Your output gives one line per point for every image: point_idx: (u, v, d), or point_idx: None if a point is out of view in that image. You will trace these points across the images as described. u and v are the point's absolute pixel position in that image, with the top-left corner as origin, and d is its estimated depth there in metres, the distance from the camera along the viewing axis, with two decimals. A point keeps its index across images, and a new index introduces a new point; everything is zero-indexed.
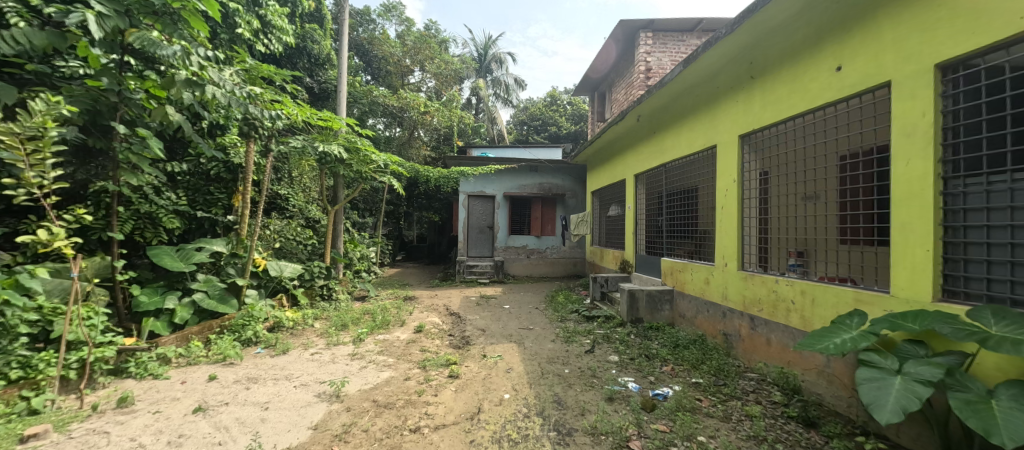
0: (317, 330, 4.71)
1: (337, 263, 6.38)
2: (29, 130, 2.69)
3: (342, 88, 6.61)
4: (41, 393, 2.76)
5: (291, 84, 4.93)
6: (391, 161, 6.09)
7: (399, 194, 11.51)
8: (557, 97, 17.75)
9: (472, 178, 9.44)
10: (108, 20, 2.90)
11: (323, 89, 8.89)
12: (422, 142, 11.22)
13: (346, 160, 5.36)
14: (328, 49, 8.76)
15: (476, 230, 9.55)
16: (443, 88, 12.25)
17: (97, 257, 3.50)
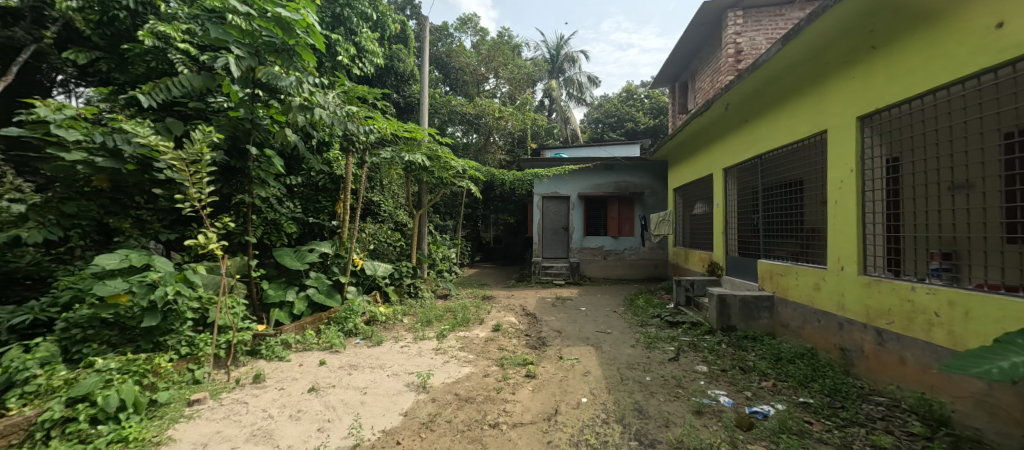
0: (406, 325, 5.14)
1: (422, 263, 6.88)
2: (191, 156, 3.31)
3: (424, 100, 7.04)
4: (201, 367, 3.42)
5: (380, 102, 5.49)
6: (469, 167, 6.41)
7: (477, 198, 11.99)
8: (634, 91, 16.96)
9: (547, 179, 9.46)
10: (243, 61, 3.53)
11: (408, 103, 9.65)
12: (498, 147, 11.56)
13: (429, 167, 5.78)
14: (412, 65, 9.49)
15: (551, 231, 9.56)
16: (516, 92, 12.78)
17: (238, 257, 4.20)
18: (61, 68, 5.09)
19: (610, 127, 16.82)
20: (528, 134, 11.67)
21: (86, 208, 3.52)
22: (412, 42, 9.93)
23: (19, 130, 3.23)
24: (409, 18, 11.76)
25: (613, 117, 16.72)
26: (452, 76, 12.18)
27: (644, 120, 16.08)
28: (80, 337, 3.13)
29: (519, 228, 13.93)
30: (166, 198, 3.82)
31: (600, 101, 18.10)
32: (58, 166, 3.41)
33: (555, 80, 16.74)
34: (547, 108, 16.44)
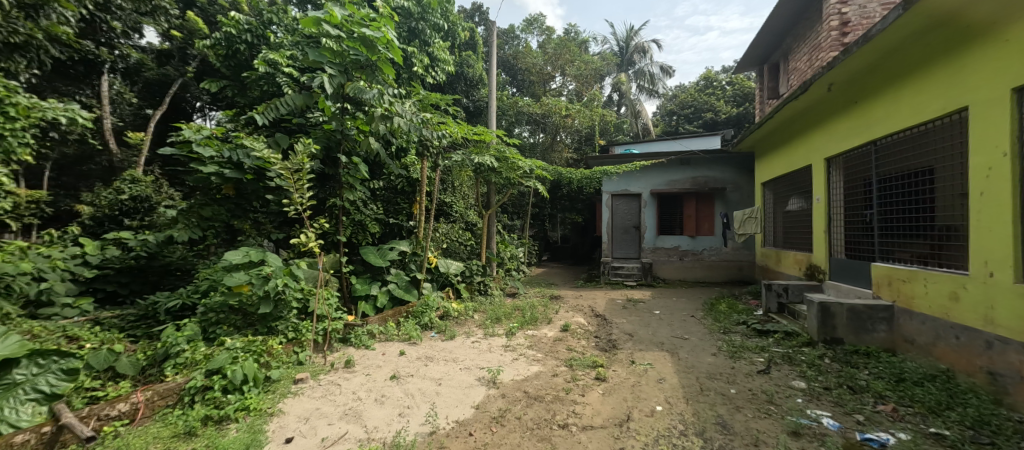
0: (476, 321, 5.33)
1: (491, 261, 7.07)
2: (294, 165, 3.77)
3: (493, 103, 7.03)
4: (304, 350, 3.88)
5: (451, 108, 5.78)
6: (536, 166, 6.45)
7: (544, 197, 12.00)
8: (713, 78, 15.44)
9: (615, 177, 9.12)
10: (335, 79, 3.95)
11: (477, 107, 9.97)
12: (565, 145, 11.40)
13: (497, 168, 5.93)
14: (480, 70, 9.83)
15: (621, 231, 9.19)
16: (584, 88, 12.60)
17: (331, 254, 4.69)
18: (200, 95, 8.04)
19: (686, 119, 15.46)
20: (596, 131, 11.30)
21: (218, 212, 4.21)
22: (480, 47, 10.28)
23: (171, 148, 3.95)
24: (478, 25, 12.18)
25: (690, 108, 15.33)
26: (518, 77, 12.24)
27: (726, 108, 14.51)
28: (214, 319, 3.74)
29: (587, 228, 13.66)
30: (276, 203, 4.40)
31: (675, 92, 16.86)
32: (198, 177, 4.11)
33: (624, 73, 16.03)
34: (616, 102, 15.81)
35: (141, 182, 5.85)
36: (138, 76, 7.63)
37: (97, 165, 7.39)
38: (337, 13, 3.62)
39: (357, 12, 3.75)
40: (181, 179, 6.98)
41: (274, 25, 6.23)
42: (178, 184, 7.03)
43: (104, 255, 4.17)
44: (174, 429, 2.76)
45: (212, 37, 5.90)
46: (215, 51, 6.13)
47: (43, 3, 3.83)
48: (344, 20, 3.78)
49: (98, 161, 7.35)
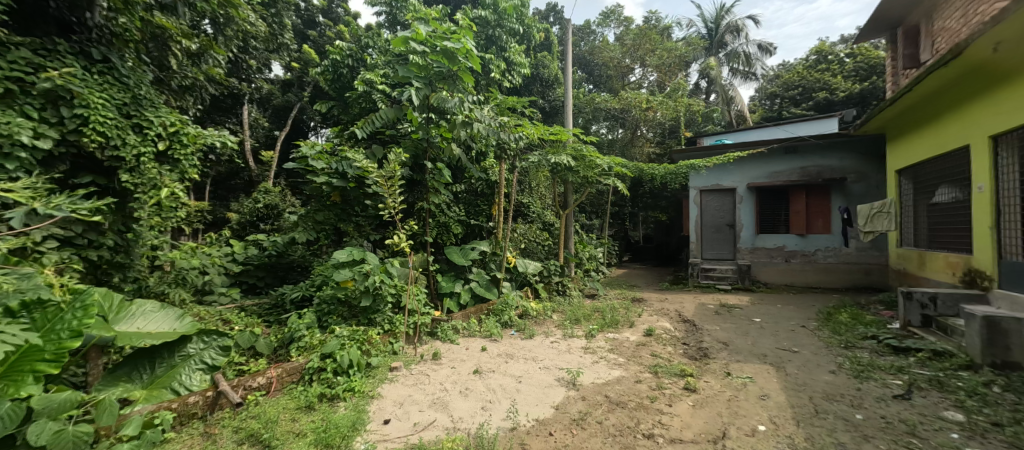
0: (555, 321, 5.32)
1: (568, 262, 6.96)
2: (388, 173, 4.13)
3: (568, 101, 6.96)
4: (398, 340, 4.22)
5: (528, 109, 5.87)
6: (615, 164, 6.23)
7: (624, 195, 11.48)
8: (827, 50, 12.86)
9: (704, 171, 8.36)
10: (421, 91, 4.24)
11: (553, 107, 9.94)
12: (647, 140, 10.72)
13: (574, 167, 5.87)
14: (556, 70, 9.84)
15: (712, 230, 8.40)
16: (666, 78, 11.67)
17: (420, 253, 5.07)
18: (314, 113, 9.44)
19: (794, 101, 13.03)
20: (681, 122, 10.42)
21: (328, 217, 4.87)
22: (555, 46, 10.36)
23: (292, 163, 4.61)
24: (553, 25, 12.17)
25: (797, 88, 12.96)
26: (595, 73, 12.34)
27: (847, 83, 11.78)
28: (327, 310, 4.26)
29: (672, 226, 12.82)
30: (373, 207, 4.88)
31: (778, 70, 14.70)
32: (312, 187, 4.76)
33: (714, 57, 14.61)
34: (704, 90, 14.61)
35: (270, 192, 6.99)
36: (268, 104, 9.11)
37: (240, 179, 9.01)
38: (423, 30, 3.89)
39: (440, 27, 4.00)
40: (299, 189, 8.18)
41: (371, 48, 7.15)
42: (299, 192, 8.25)
43: (247, 253, 5.11)
44: (297, 402, 3.22)
45: (322, 65, 6.85)
46: (324, 76, 7.07)
47: (204, 52, 4.76)
48: (429, 36, 4.04)
49: (242, 176, 8.92)
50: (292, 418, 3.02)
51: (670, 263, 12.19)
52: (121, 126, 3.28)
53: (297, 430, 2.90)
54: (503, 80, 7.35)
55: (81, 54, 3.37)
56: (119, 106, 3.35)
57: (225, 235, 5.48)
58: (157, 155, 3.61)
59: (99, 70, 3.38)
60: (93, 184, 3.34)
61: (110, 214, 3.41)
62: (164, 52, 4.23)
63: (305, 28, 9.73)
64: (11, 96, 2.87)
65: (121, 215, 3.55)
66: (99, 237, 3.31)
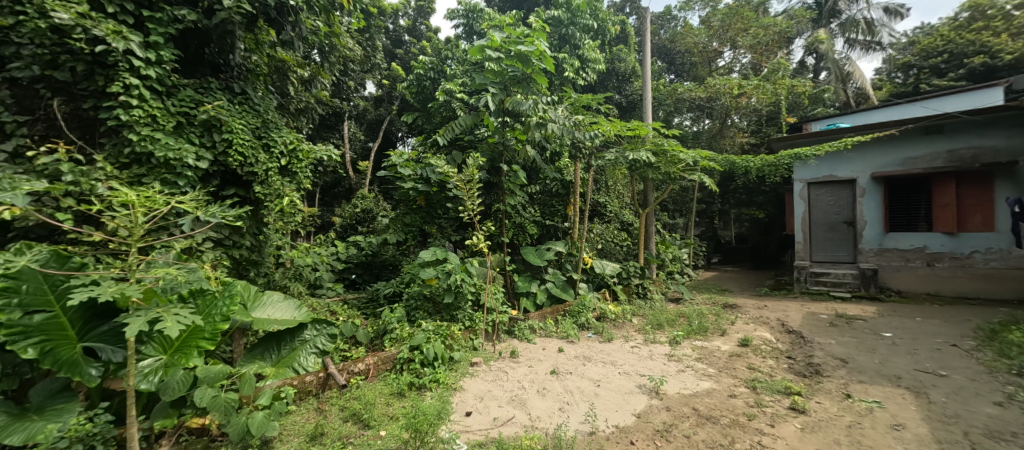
0: (635, 326, 5.12)
1: (648, 263, 6.60)
2: (466, 176, 4.33)
3: (646, 94, 6.62)
4: (478, 337, 4.40)
5: (604, 105, 5.76)
6: (702, 158, 5.80)
7: (714, 191, 10.53)
8: (986, 3, 10.11)
9: (813, 161, 7.32)
10: (496, 97, 4.40)
11: (631, 101, 9.40)
12: (740, 130, 9.67)
13: (654, 164, 5.61)
14: (633, 63, 9.40)
15: (823, 226, 7.32)
16: (762, 59, 10.20)
17: (498, 254, 5.23)
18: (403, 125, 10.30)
19: (937, 71, 10.67)
20: (781, 107, 9.23)
21: (415, 219, 5.27)
22: (632, 38, 9.94)
23: (384, 171, 5.07)
24: (630, 16, 11.65)
25: (941, 54, 10.59)
26: (676, 61, 12.27)
27: (1016, 42, 9.37)
28: (414, 305, 4.57)
29: (772, 225, 11.52)
30: (453, 209, 5.19)
31: (914, 35, 12.14)
32: (401, 192, 5.19)
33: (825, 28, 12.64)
34: (811, 68, 12.74)
35: (366, 198, 7.78)
36: (364, 119, 10.17)
37: (342, 187, 10.19)
38: (498, 37, 4.05)
39: (514, 32, 4.12)
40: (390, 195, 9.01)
41: (450, 59, 7.66)
42: (390, 198, 9.09)
43: (348, 253, 5.76)
44: (390, 388, 3.53)
45: (408, 79, 7.50)
46: (410, 90, 7.72)
47: (314, 78, 5.47)
48: (503, 42, 4.19)
49: (344, 185, 10.08)
50: (386, 402, 3.33)
51: (770, 265, 10.85)
52: (255, 146, 3.91)
53: (391, 413, 3.20)
54: (575, 78, 7.24)
55: (227, 90, 4.09)
56: (253, 130, 4.01)
57: (331, 237, 6.26)
58: (281, 169, 4.24)
59: (239, 101, 4.09)
60: (234, 196, 4.03)
61: (249, 221, 4.08)
62: (285, 81, 4.98)
63: (393, 48, 10.70)
64: (181, 128, 3.60)
65: (256, 220, 4.21)
66: (239, 239, 3.97)
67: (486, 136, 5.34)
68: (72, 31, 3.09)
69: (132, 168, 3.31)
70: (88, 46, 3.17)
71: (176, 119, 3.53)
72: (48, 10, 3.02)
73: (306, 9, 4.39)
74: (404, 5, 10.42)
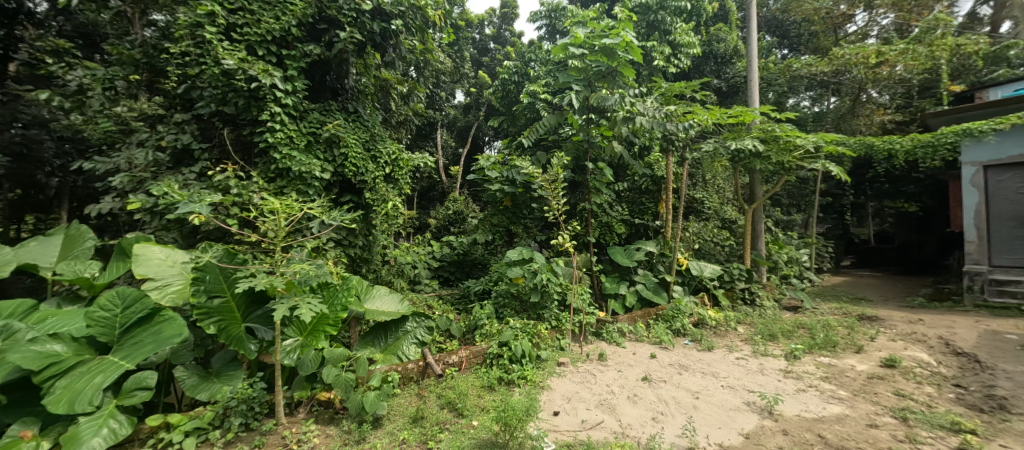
0: (741, 335, 4.60)
1: (756, 265, 5.87)
2: (551, 176, 4.32)
3: (751, 74, 6.01)
4: (565, 337, 4.38)
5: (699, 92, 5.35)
6: (825, 142, 5.04)
7: (845, 181, 8.93)
8: None
9: (992, 138, 5.71)
10: (580, 94, 4.37)
11: (732, 85, 8.39)
12: (880, 106, 8.04)
13: (763, 152, 5.05)
14: (735, 42, 8.46)
15: (1010, 221, 5.66)
16: (912, 18, 8.24)
17: (584, 254, 5.14)
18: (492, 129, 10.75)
19: None
20: (940, 72, 7.38)
21: (502, 220, 5.49)
22: (734, 14, 8.95)
23: (473, 175, 5.35)
24: None
25: None
26: (791, 34, 10.77)
27: None
28: (502, 303, 4.68)
29: (926, 222, 9.60)
30: (539, 210, 5.27)
31: None
32: (489, 194, 5.42)
33: None
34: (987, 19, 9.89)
35: (457, 201, 8.27)
36: (455, 126, 10.85)
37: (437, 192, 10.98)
38: (581, 34, 4.06)
39: (598, 26, 4.11)
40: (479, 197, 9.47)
41: (534, 61, 7.90)
42: (480, 200, 9.54)
43: (442, 252, 6.20)
44: (481, 381, 3.68)
45: (495, 85, 7.97)
46: (496, 95, 8.35)
47: (411, 93, 6.01)
48: (587, 37, 4.19)
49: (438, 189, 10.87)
50: (477, 394, 3.50)
51: (925, 270, 8.86)
52: (365, 157, 4.46)
53: (482, 405, 3.37)
54: (665, 66, 6.83)
55: (344, 110, 4.72)
56: (364, 143, 4.59)
57: (427, 237, 6.80)
58: (385, 177, 4.79)
59: (352, 119, 4.69)
60: (350, 202, 4.62)
61: (360, 223, 4.65)
62: (387, 98, 5.56)
63: (480, 57, 11.24)
64: (311, 145, 4.24)
65: (367, 223, 4.78)
66: (354, 239, 4.56)
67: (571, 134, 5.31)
68: (236, 73, 3.82)
69: (277, 181, 4.00)
70: (247, 84, 3.88)
71: (307, 139, 4.17)
72: (220, 58, 3.76)
73: (404, 30, 4.77)
74: (489, 14, 10.90)
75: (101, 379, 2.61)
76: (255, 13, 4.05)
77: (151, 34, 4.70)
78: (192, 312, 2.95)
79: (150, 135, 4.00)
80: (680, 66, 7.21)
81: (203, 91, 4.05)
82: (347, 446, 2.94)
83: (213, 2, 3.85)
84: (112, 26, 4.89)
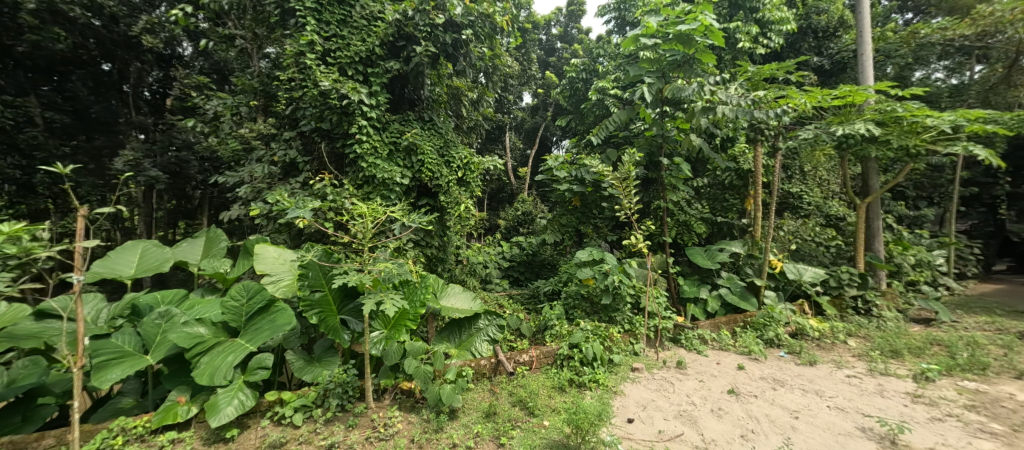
0: (853, 350, 3.99)
1: (873, 269, 5.04)
2: (622, 174, 4.16)
3: (865, 47, 5.26)
4: (639, 342, 4.19)
5: (793, 74, 4.79)
6: (967, 120, 4.22)
7: (998, 166, 7.28)
8: None
9: None
10: (653, 86, 4.19)
11: (837, 62, 7.32)
12: None
13: (880, 137, 4.37)
14: (840, 11, 7.37)
15: None
16: None
17: (659, 255, 4.94)
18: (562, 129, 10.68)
19: None
20: None
21: (571, 219, 5.43)
22: None
23: (541, 175, 5.37)
24: None
25: None
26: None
27: None
28: (572, 304, 4.63)
29: None
30: (609, 209, 5.11)
31: None
32: (557, 194, 5.40)
33: None
34: None
35: (526, 202, 8.38)
36: (525, 128, 10.99)
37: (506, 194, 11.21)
38: (653, 23, 3.85)
39: (672, 12, 3.88)
40: (547, 197, 9.50)
41: (602, 56, 7.73)
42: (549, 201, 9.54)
43: (512, 252, 6.33)
44: (552, 382, 3.67)
45: (562, 85, 8.01)
46: (563, 94, 8.38)
47: (481, 98, 6.24)
48: (660, 26, 3.99)
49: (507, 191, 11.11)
50: (548, 395, 3.49)
51: None
52: (439, 163, 4.77)
53: (553, 406, 3.36)
54: (751, 47, 6.20)
55: (421, 119, 5.06)
56: (438, 150, 4.90)
57: (497, 237, 6.99)
58: (458, 180, 5.06)
59: (428, 127, 5.02)
60: (426, 205, 4.93)
61: (436, 225, 4.95)
62: (459, 105, 5.83)
63: (546, 57, 11.26)
64: (394, 154, 4.61)
65: (442, 224, 5.07)
66: (430, 240, 4.87)
67: (644, 129, 5.10)
68: (331, 93, 4.27)
69: (364, 187, 4.41)
70: (339, 102, 4.33)
71: (389, 148, 4.55)
72: (318, 80, 4.23)
73: (474, 39, 4.96)
74: (556, 14, 10.87)
75: (233, 357, 3.09)
76: (345, 38, 4.52)
77: (265, 65, 5.46)
78: (299, 304, 3.38)
79: (265, 152, 4.68)
80: (770, 45, 6.46)
81: (305, 111, 4.60)
82: (426, 434, 3.13)
83: (312, 32, 4.33)
84: (237, 61, 5.82)
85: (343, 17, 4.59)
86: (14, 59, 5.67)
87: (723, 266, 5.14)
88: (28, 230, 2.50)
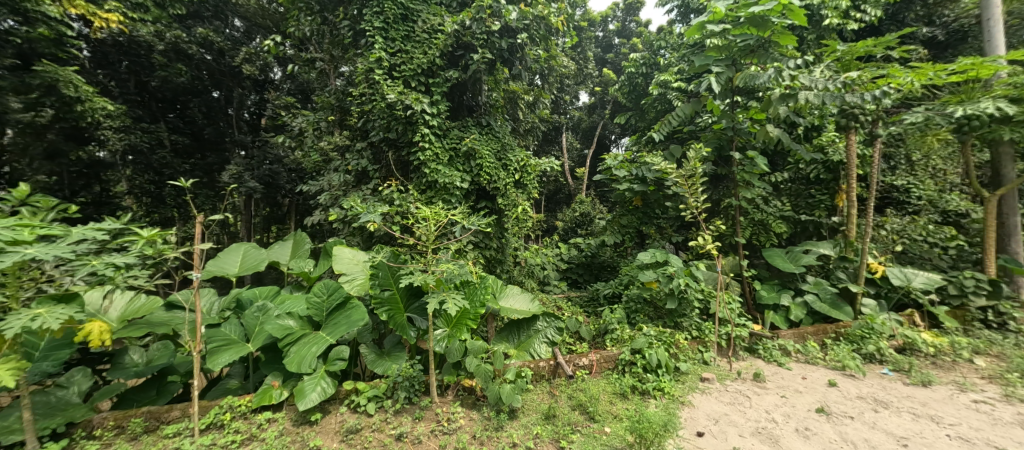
0: (980, 371, 3.36)
1: (1009, 275, 4.21)
2: (687, 172, 3.92)
3: (993, 10, 4.43)
4: (708, 350, 3.90)
5: (895, 49, 4.17)
6: None
7: None
8: None
9: None
10: (722, 75, 3.89)
11: (955, 31, 6.23)
12: None
13: (1015, 116, 3.65)
14: None
15: None
16: None
17: (731, 257, 4.56)
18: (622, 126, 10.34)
19: None
20: None
21: (632, 220, 5.23)
22: None
23: (600, 175, 5.23)
24: None
25: None
26: None
27: None
28: (634, 308, 4.45)
29: None
30: (674, 208, 4.84)
31: None
32: (617, 194, 5.23)
33: None
34: None
35: (584, 203, 8.24)
36: (583, 127, 10.81)
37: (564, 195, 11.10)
38: (721, 7, 3.57)
39: None
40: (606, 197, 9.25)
41: (664, 48, 7.37)
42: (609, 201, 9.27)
43: (570, 254, 6.25)
44: (613, 387, 3.54)
45: (620, 81, 7.78)
46: (622, 90, 8.10)
47: (537, 100, 6.25)
48: (728, 10, 3.69)
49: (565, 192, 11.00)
50: (609, 400, 3.39)
51: None
52: (497, 166, 4.89)
53: (615, 412, 3.26)
54: (840, 23, 5.50)
55: (480, 124, 5.22)
56: (496, 154, 5.02)
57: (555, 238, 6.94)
58: (516, 183, 5.14)
59: (487, 132, 5.16)
60: (485, 208, 5.07)
61: (494, 227, 5.05)
62: (516, 108, 5.89)
63: (604, 54, 11.01)
64: (455, 159, 4.80)
65: (500, 226, 5.17)
66: (489, 242, 4.99)
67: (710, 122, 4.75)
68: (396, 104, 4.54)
69: (427, 192, 4.63)
70: (404, 112, 4.59)
71: (449, 154, 4.74)
72: (386, 93, 4.52)
73: (529, 42, 5.02)
74: (613, 9, 10.56)
75: (316, 348, 3.41)
76: (409, 52, 4.80)
77: (340, 82, 5.98)
78: (371, 301, 3.63)
79: (341, 162, 5.11)
80: (865, 19, 5.70)
81: (375, 122, 4.94)
82: (487, 431, 3.20)
83: (380, 49, 4.65)
84: (318, 81, 6.45)
85: (407, 32, 4.88)
86: (149, 92, 7.19)
87: (810, 270, 4.62)
88: (161, 235, 2.98)
